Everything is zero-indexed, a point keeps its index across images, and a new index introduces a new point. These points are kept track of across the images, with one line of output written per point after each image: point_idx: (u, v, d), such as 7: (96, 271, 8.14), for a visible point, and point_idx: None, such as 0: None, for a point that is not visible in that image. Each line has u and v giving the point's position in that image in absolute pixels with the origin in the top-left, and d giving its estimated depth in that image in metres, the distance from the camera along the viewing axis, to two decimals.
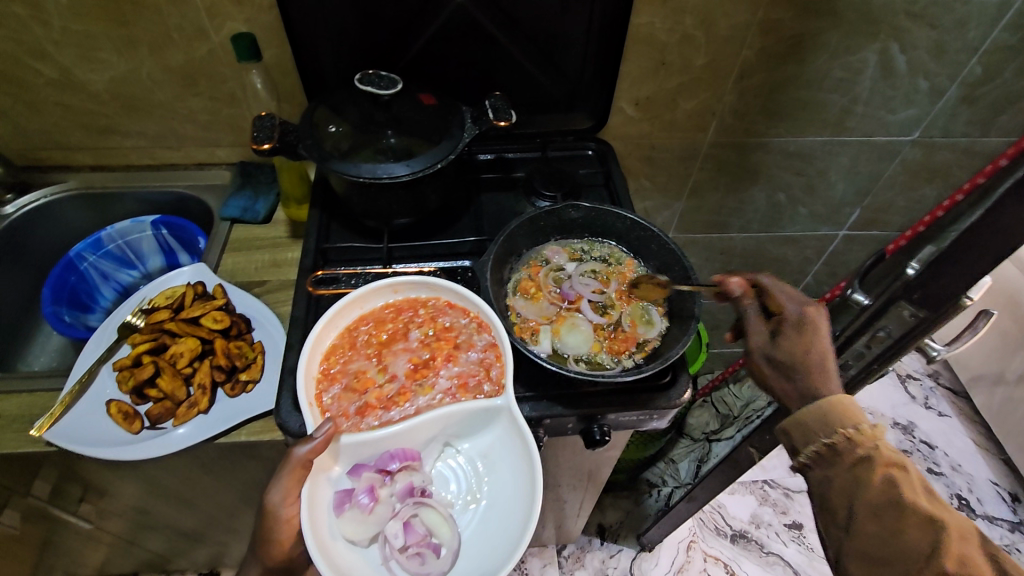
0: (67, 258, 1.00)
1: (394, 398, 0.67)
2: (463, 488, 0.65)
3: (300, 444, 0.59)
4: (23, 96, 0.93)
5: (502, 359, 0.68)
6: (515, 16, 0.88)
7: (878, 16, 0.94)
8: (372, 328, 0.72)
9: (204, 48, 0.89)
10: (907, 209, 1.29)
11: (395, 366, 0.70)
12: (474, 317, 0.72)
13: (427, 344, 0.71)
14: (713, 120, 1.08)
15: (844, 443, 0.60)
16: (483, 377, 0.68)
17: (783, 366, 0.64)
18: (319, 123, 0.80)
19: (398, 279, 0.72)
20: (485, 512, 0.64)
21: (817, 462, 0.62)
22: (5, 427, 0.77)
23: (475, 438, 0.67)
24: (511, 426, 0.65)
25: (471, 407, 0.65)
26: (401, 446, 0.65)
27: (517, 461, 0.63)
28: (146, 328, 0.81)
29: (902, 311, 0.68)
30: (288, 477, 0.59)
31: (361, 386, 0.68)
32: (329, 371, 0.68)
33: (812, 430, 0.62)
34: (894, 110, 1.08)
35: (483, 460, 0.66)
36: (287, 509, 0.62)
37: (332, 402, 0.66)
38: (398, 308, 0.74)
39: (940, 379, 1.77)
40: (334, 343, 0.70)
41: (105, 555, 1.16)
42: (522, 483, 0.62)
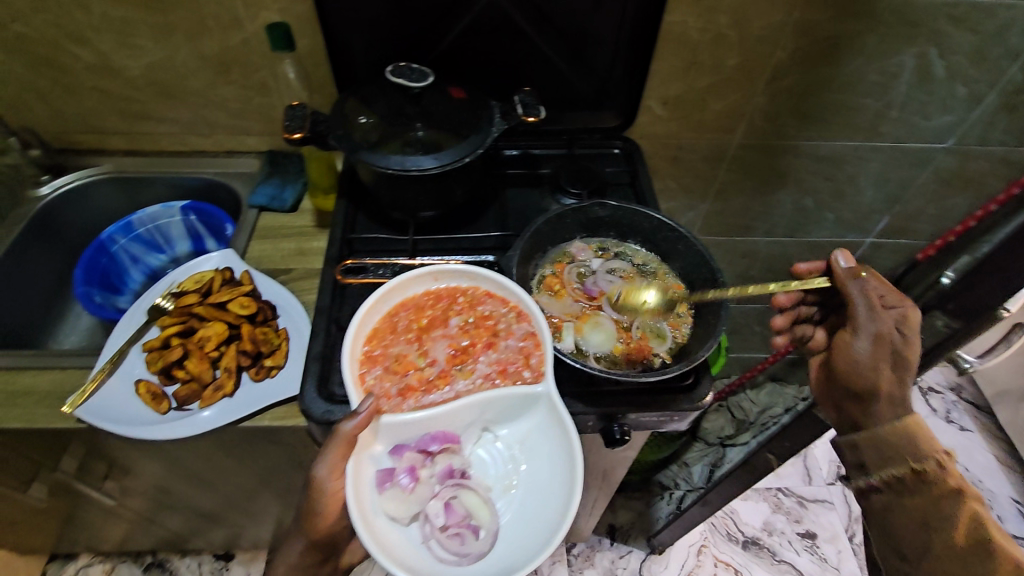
0: (98, 240, 1.02)
1: (434, 381, 0.68)
2: (502, 472, 0.65)
3: (345, 419, 0.59)
4: (62, 80, 0.95)
5: (541, 347, 0.68)
6: (547, 11, 0.88)
7: (917, 19, 0.91)
8: (413, 314, 0.73)
9: (238, 37, 0.90)
10: (938, 219, 1.26)
11: (435, 351, 0.71)
12: (513, 307, 0.72)
13: (466, 331, 0.72)
14: (743, 122, 1.07)
15: (934, 473, 0.61)
16: (523, 363, 0.68)
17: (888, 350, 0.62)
18: (350, 114, 0.80)
19: (439, 267, 0.73)
20: (523, 498, 0.63)
21: (892, 485, 0.64)
22: (38, 402, 0.79)
23: (513, 424, 0.67)
24: (550, 414, 0.64)
25: (511, 393, 0.65)
26: (441, 428, 0.65)
27: (556, 448, 0.63)
28: (175, 311, 0.82)
29: (935, 320, 0.67)
30: (335, 451, 0.59)
31: (402, 368, 0.69)
32: (371, 354, 0.69)
33: (898, 451, 0.62)
34: (929, 116, 1.06)
35: (521, 446, 0.66)
36: (333, 483, 0.61)
37: (374, 382, 0.67)
38: (437, 295, 0.74)
39: (963, 393, 1.74)
40: (376, 326, 0.71)
41: (124, 532, 1.19)
42: (560, 469, 0.61)
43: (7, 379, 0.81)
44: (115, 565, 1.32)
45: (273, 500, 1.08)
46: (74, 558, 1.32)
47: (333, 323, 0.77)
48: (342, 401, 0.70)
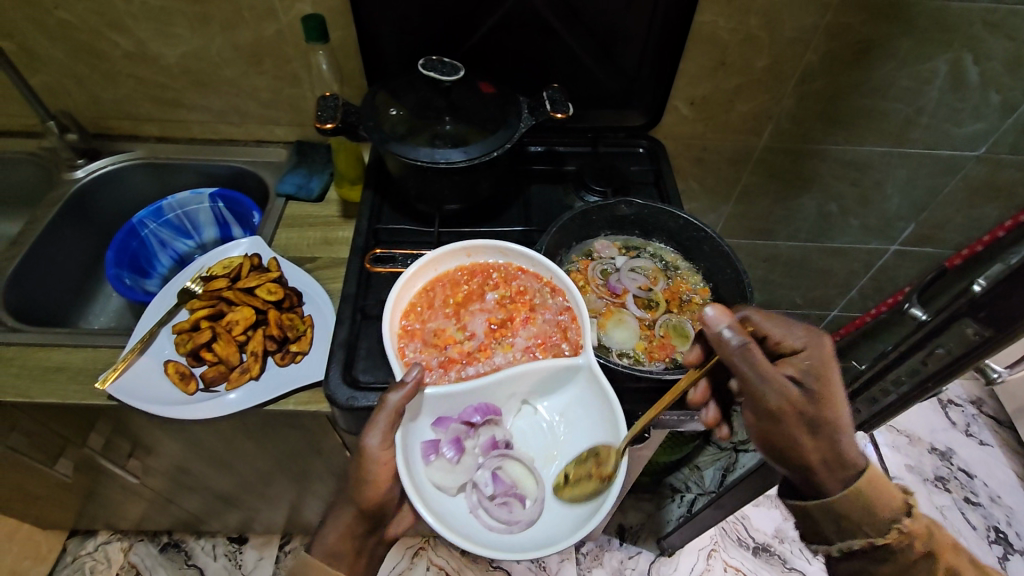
0: (130, 224, 1.03)
1: (475, 353, 0.71)
2: (544, 443, 0.68)
3: (393, 391, 0.61)
4: (100, 67, 0.97)
5: (578, 321, 0.71)
6: (577, 9, 0.88)
7: (953, 24, 0.90)
8: (449, 289, 0.75)
9: (272, 28, 0.92)
10: (966, 228, 1.23)
11: (473, 325, 0.73)
12: (547, 282, 0.75)
13: (504, 305, 0.75)
14: (770, 124, 1.06)
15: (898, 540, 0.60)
16: (561, 337, 0.71)
17: (799, 419, 0.57)
18: (380, 106, 0.81)
19: (472, 243, 0.76)
20: (567, 467, 0.66)
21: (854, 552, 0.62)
22: (71, 378, 0.82)
23: (553, 396, 0.70)
24: (590, 386, 0.67)
25: (551, 365, 0.67)
26: (483, 401, 0.67)
27: (598, 418, 0.66)
28: (205, 294, 0.84)
29: (965, 329, 0.66)
30: (384, 421, 0.61)
31: (441, 342, 0.71)
32: (409, 328, 0.72)
33: (859, 524, 0.60)
34: (960, 123, 1.04)
35: (560, 417, 0.69)
36: (383, 454, 0.62)
37: (414, 355, 0.70)
38: (471, 271, 0.77)
39: (984, 407, 1.71)
40: (412, 301, 0.74)
41: (143, 511, 1.21)
42: (604, 439, 0.65)
43: (42, 355, 0.84)
44: (132, 544, 1.35)
45: (289, 485, 1.10)
46: (93, 535, 1.35)
47: (358, 311, 0.78)
48: (367, 387, 0.71)
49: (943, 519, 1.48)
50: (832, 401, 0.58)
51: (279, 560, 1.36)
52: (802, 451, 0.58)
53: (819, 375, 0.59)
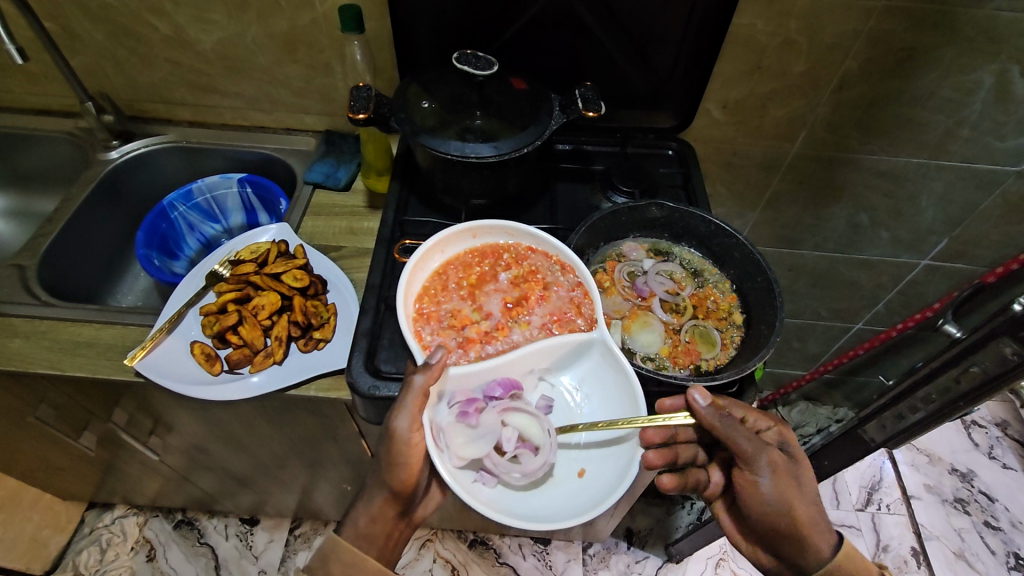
0: (160, 206, 1.05)
1: (493, 332, 0.71)
2: (564, 415, 0.68)
3: (417, 373, 0.62)
4: (139, 50, 0.99)
5: (591, 296, 0.71)
6: (613, 6, 0.87)
7: (1001, 34, 0.87)
8: (461, 271, 0.76)
9: (308, 17, 0.92)
10: (1002, 245, 1.19)
11: (489, 305, 0.73)
12: (556, 260, 0.76)
13: (517, 284, 0.75)
14: (804, 130, 1.04)
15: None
16: (575, 313, 0.72)
17: (787, 475, 0.63)
18: (412, 99, 0.81)
19: (477, 222, 0.76)
20: (589, 440, 0.66)
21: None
22: (99, 354, 0.83)
23: (569, 370, 0.71)
24: (606, 357, 0.68)
25: (566, 341, 0.68)
26: (502, 377, 0.68)
27: (616, 390, 0.67)
28: (233, 278, 0.86)
29: (1003, 348, 0.64)
30: (413, 402, 0.61)
31: (458, 323, 0.71)
32: (423, 311, 0.72)
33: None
34: (1002, 137, 1.01)
35: (579, 392, 0.69)
36: (414, 437, 0.61)
37: (432, 337, 0.70)
38: (481, 253, 0.78)
39: (1009, 430, 1.66)
40: (426, 285, 0.74)
41: (159, 487, 1.23)
42: (623, 409, 0.66)
43: (73, 330, 0.86)
44: (147, 519, 1.38)
45: (303, 470, 1.11)
46: (110, 509, 1.38)
47: (382, 301, 0.79)
48: (389, 377, 0.72)
49: (961, 541, 1.44)
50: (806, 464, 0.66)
51: (289, 543, 1.38)
52: (793, 512, 0.62)
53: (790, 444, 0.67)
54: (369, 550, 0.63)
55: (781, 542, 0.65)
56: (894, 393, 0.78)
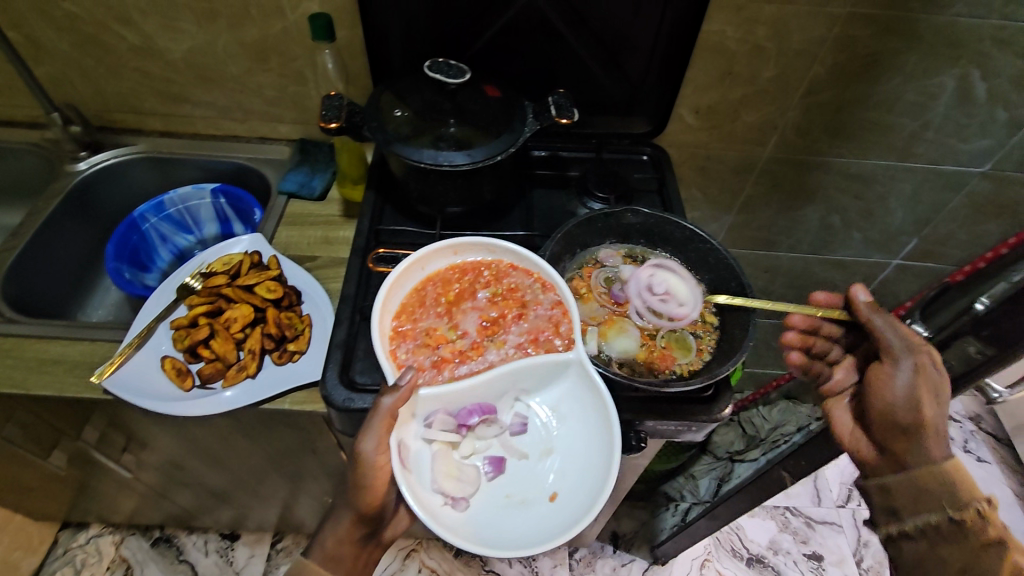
0: (131, 218, 1.03)
1: (468, 352, 0.70)
2: (537, 438, 0.67)
3: (385, 394, 0.61)
4: (106, 60, 0.97)
5: (570, 315, 0.71)
6: (585, 14, 0.88)
7: (961, 39, 0.90)
8: (440, 288, 0.75)
9: (279, 26, 0.91)
10: (969, 244, 1.23)
11: (465, 323, 0.72)
12: (537, 278, 0.75)
13: (495, 302, 0.74)
14: (775, 134, 1.06)
15: (972, 520, 0.58)
16: (553, 332, 0.71)
17: (929, 385, 0.60)
18: (384, 107, 0.81)
19: (458, 240, 0.75)
20: (562, 463, 0.65)
21: (927, 534, 0.61)
22: (67, 371, 0.81)
23: (545, 392, 0.69)
24: (582, 378, 0.67)
25: (542, 362, 0.67)
26: (476, 401, 0.68)
27: (590, 412, 0.65)
28: (204, 291, 0.84)
29: (968, 346, 0.66)
30: (380, 424, 0.60)
31: (433, 341, 0.70)
32: (400, 329, 0.71)
33: (936, 498, 0.60)
34: (966, 138, 1.04)
35: (554, 413, 0.68)
36: (381, 458, 0.61)
37: (406, 356, 0.69)
38: (462, 270, 0.76)
39: (982, 424, 1.70)
40: (404, 302, 0.73)
41: (135, 505, 1.20)
42: (597, 430, 0.64)
43: (39, 347, 0.83)
44: (123, 538, 1.34)
45: (283, 483, 1.09)
46: (85, 528, 1.35)
47: (357, 312, 0.78)
48: (363, 389, 0.71)
49: None
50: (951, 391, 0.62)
51: (270, 558, 1.35)
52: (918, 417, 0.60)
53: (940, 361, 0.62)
54: (337, 571, 0.63)
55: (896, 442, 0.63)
56: None
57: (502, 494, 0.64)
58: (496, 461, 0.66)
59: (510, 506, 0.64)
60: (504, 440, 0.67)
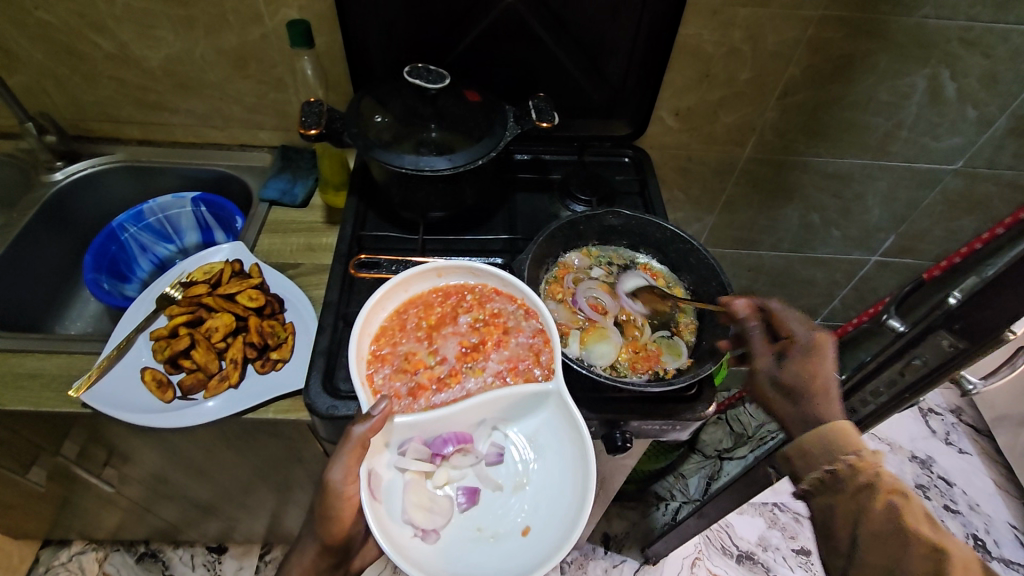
0: (109, 228, 1.01)
1: (445, 379, 0.68)
2: (513, 470, 0.65)
3: (357, 422, 0.58)
4: (81, 68, 0.96)
5: (551, 344, 0.68)
6: (564, 18, 0.89)
7: (930, 40, 0.92)
8: (421, 312, 0.72)
9: (257, 33, 0.91)
10: (943, 239, 1.25)
11: (445, 349, 0.70)
12: (521, 304, 0.72)
13: (476, 328, 0.72)
14: (753, 135, 1.08)
15: (845, 470, 0.58)
16: (533, 360, 0.68)
17: (783, 394, 0.64)
18: (365, 113, 0.80)
19: (441, 262, 0.73)
20: (535, 496, 0.63)
21: (820, 488, 0.60)
22: (45, 385, 0.80)
23: (523, 422, 0.67)
24: (561, 409, 0.65)
25: (520, 391, 0.65)
26: (453, 430, 0.66)
27: (567, 444, 0.63)
28: (185, 300, 0.84)
29: (941, 341, 0.67)
30: (349, 454, 0.58)
31: (411, 367, 0.68)
32: (379, 352, 0.69)
33: (814, 457, 0.60)
34: (938, 137, 1.06)
35: (532, 444, 0.66)
36: (348, 488, 0.59)
37: (383, 382, 0.66)
38: (445, 293, 0.74)
39: (963, 416, 1.73)
40: (384, 324, 0.71)
41: (118, 520, 1.18)
42: (572, 464, 0.62)
43: (15, 361, 0.82)
44: (107, 554, 1.32)
45: (270, 494, 1.08)
46: (67, 545, 1.32)
47: (340, 319, 0.78)
48: (347, 396, 0.71)
49: None
50: (826, 393, 0.62)
51: (259, 569, 1.34)
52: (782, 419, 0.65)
53: (810, 360, 0.64)
54: None
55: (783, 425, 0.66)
56: (845, 388, 0.81)
57: (473, 527, 0.62)
58: (470, 491, 0.64)
59: (480, 540, 0.61)
60: (480, 470, 0.65)
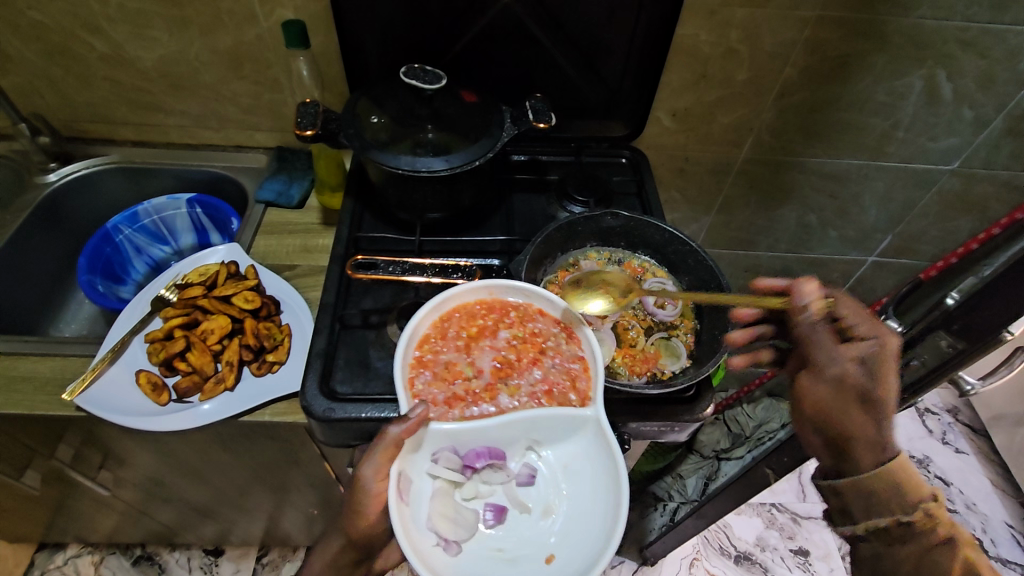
0: (103, 230, 1.01)
1: (481, 393, 0.68)
2: (542, 494, 0.64)
3: (394, 423, 0.60)
4: (75, 69, 0.95)
5: (591, 372, 0.67)
6: (561, 19, 0.89)
7: (926, 41, 0.92)
8: (464, 322, 0.72)
9: (253, 33, 0.90)
10: (940, 240, 1.26)
11: (483, 362, 0.70)
12: (564, 328, 0.72)
13: (516, 346, 0.71)
14: (750, 136, 1.08)
15: (923, 520, 0.57)
16: (569, 385, 0.68)
17: (852, 399, 0.58)
18: (361, 113, 0.80)
19: (495, 281, 0.72)
20: (563, 525, 0.61)
21: (878, 534, 0.59)
22: (38, 389, 0.79)
23: (558, 446, 0.66)
24: (599, 439, 0.63)
25: (558, 414, 0.64)
26: (487, 444, 0.65)
27: (601, 474, 0.61)
28: (181, 302, 0.83)
29: (940, 340, 0.67)
30: (382, 452, 0.59)
31: (450, 376, 0.68)
32: (421, 358, 0.69)
33: (884, 501, 0.58)
34: (935, 137, 1.06)
35: (565, 470, 0.65)
36: (376, 486, 0.59)
37: (423, 387, 0.66)
38: (490, 306, 0.73)
39: (960, 416, 1.73)
40: (427, 332, 0.70)
41: (114, 523, 1.18)
42: (605, 496, 0.60)
43: (8, 364, 0.81)
44: (103, 557, 1.31)
45: (267, 497, 1.07)
46: (62, 549, 1.31)
47: (337, 321, 0.78)
48: (345, 399, 0.70)
49: None
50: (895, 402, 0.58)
51: (256, 572, 1.33)
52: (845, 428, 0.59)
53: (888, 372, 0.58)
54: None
55: (825, 450, 0.62)
56: None
57: (495, 546, 0.61)
58: (498, 509, 0.63)
59: (501, 561, 0.60)
60: (509, 489, 0.64)
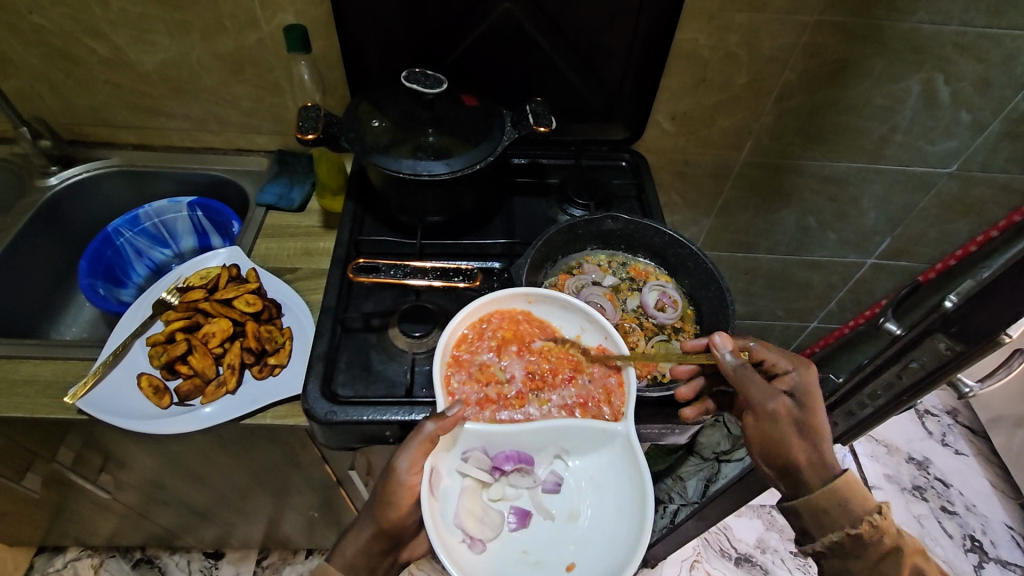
0: (105, 233, 1.01)
1: (512, 399, 0.67)
2: (566, 503, 0.65)
3: (429, 420, 0.60)
4: (76, 73, 0.96)
5: (625, 388, 0.66)
6: (561, 23, 0.89)
7: (923, 45, 0.93)
8: (502, 326, 0.71)
9: (254, 37, 0.91)
10: (938, 242, 1.26)
11: (516, 369, 0.69)
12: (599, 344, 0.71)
13: (550, 358, 0.71)
14: (749, 140, 1.08)
15: (869, 531, 0.61)
16: (603, 400, 0.67)
17: (791, 430, 0.63)
18: (363, 117, 0.80)
19: (536, 288, 0.72)
20: (586, 534, 0.62)
21: (837, 550, 0.62)
22: (39, 392, 0.79)
23: (586, 457, 0.67)
24: (626, 453, 0.64)
25: (588, 425, 0.65)
26: (516, 448, 0.66)
27: (626, 487, 0.62)
28: (182, 306, 0.83)
29: (938, 343, 0.66)
30: (417, 448, 0.59)
31: (484, 378, 0.68)
32: (458, 357, 0.69)
33: (833, 520, 0.61)
34: (932, 141, 1.07)
35: (590, 481, 0.66)
36: (411, 478, 0.59)
37: (458, 386, 0.67)
38: (530, 317, 0.73)
39: (959, 417, 1.74)
40: (464, 332, 0.70)
41: (114, 526, 1.17)
42: (628, 509, 0.61)
43: (9, 367, 0.81)
44: (103, 561, 1.31)
45: (268, 500, 1.07)
46: (62, 552, 1.31)
47: (338, 323, 0.78)
48: (346, 401, 0.70)
49: (921, 527, 1.49)
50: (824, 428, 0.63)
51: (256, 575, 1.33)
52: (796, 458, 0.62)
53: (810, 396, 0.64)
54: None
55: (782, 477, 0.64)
56: (845, 389, 0.80)
57: (518, 549, 0.62)
58: (522, 513, 0.64)
59: (524, 563, 0.61)
60: (535, 495, 0.65)
